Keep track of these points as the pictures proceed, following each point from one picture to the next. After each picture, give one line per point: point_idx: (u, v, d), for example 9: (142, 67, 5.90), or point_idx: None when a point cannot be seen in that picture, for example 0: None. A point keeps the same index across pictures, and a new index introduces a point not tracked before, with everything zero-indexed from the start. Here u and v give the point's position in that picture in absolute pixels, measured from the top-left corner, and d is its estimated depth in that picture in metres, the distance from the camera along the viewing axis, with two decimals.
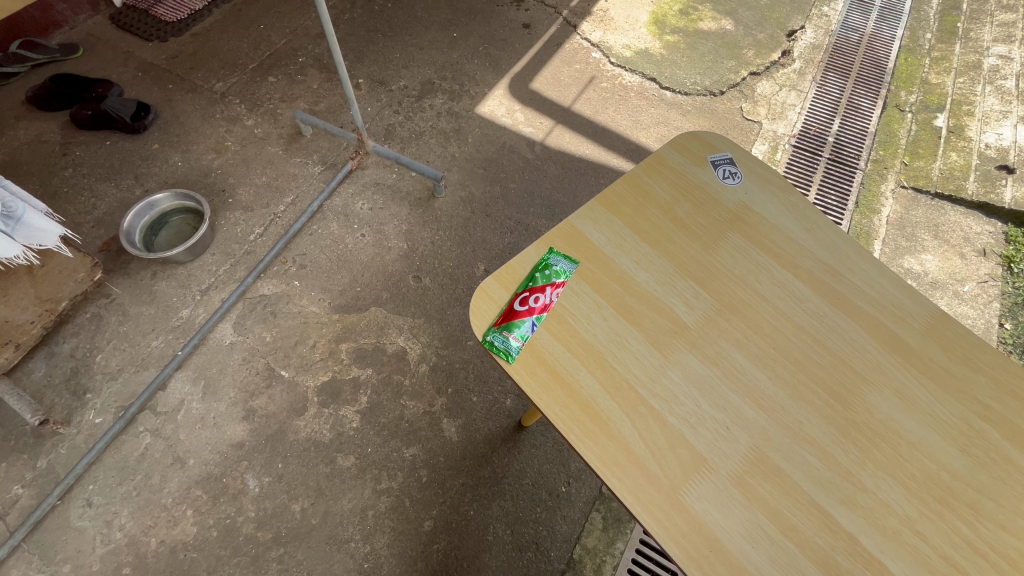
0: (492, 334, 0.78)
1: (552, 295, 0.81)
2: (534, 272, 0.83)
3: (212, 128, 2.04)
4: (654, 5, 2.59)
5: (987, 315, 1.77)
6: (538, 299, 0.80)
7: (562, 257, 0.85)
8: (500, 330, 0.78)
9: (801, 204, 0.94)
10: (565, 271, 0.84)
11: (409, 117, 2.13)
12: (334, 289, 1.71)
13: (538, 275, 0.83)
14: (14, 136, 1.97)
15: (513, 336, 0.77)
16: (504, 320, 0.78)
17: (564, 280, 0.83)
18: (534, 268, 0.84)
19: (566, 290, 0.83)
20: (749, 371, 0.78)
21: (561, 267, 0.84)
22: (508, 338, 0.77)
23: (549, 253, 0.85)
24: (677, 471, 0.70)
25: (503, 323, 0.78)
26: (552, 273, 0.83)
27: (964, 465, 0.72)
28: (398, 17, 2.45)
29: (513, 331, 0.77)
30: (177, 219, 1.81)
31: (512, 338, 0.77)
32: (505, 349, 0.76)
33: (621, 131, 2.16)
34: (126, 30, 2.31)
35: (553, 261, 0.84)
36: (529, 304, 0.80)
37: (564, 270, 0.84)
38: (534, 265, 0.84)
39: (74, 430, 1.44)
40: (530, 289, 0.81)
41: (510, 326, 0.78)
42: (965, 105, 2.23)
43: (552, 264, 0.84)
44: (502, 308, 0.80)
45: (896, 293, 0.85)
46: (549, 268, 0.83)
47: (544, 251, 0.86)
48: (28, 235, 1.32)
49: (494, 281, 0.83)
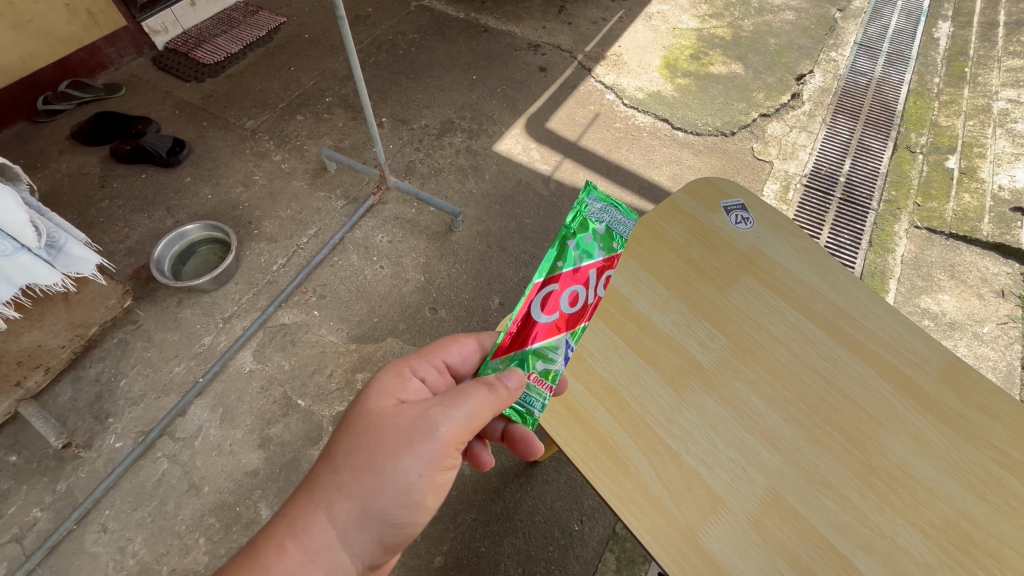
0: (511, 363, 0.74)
1: (598, 288, 0.77)
2: (571, 242, 0.78)
3: (241, 163, 2.15)
4: (665, 50, 2.71)
5: (1008, 357, 1.75)
6: (576, 291, 0.76)
7: (603, 223, 0.80)
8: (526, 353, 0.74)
9: (812, 248, 0.96)
10: (610, 248, 0.80)
11: (429, 155, 2.22)
12: (353, 319, 1.75)
13: (573, 248, 0.77)
14: (57, 168, 2.10)
15: (531, 375, 0.74)
16: (534, 333, 0.74)
17: (608, 259, 0.79)
18: (568, 233, 0.78)
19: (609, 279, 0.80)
20: (764, 413, 0.79)
21: (605, 236, 0.80)
22: (534, 366, 0.74)
23: (585, 212, 0.80)
24: (694, 511, 0.70)
25: (534, 345, 0.74)
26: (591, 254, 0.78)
27: (984, 512, 0.71)
28: (421, 60, 2.59)
29: (545, 354, 0.74)
30: (204, 249, 1.89)
31: (533, 376, 0.74)
32: (527, 399, 0.75)
33: (635, 169, 2.22)
34: (166, 71, 2.48)
35: (592, 224, 0.79)
36: (568, 299, 0.76)
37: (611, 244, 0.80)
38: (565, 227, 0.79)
39: (94, 454, 1.47)
40: (566, 269, 0.76)
41: (542, 350, 0.74)
42: (976, 147, 2.29)
43: (591, 237, 0.79)
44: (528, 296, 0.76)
45: (911, 338, 0.86)
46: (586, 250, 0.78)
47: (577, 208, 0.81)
48: (68, 263, 1.39)
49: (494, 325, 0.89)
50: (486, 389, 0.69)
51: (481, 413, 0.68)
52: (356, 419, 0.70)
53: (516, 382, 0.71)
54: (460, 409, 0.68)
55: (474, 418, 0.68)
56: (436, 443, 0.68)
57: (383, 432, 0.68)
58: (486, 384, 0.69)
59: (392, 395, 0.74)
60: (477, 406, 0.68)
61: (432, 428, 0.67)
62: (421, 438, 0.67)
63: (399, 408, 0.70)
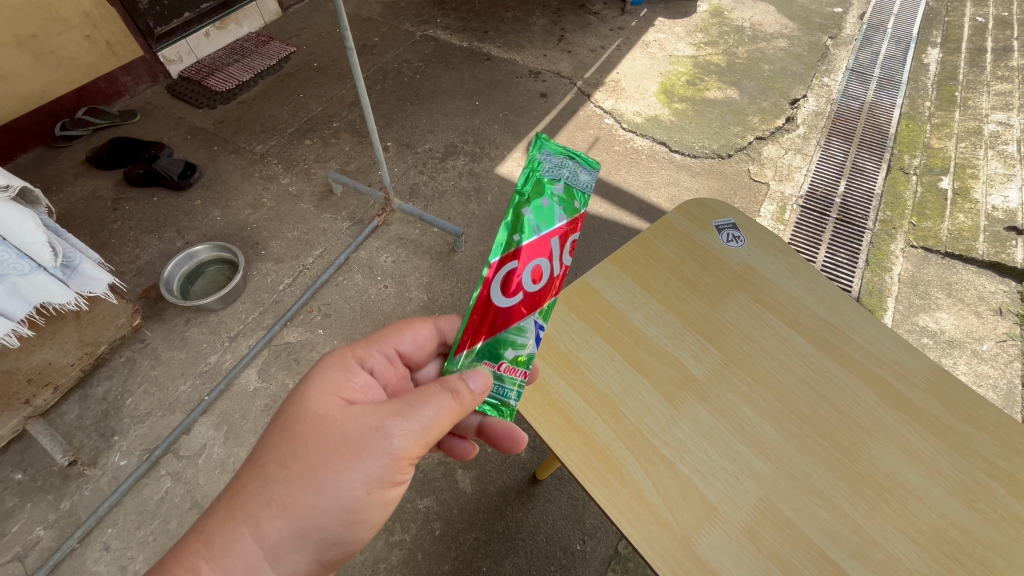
0: (478, 358, 0.73)
1: (562, 258, 0.72)
2: (527, 209, 0.70)
3: (250, 186, 2.21)
4: (662, 77, 2.80)
5: (1008, 375, 1.75)
6: (540, 267, 0.72)
7: (562, 182, 0.72)
8: (493, 344, 0.73)
9: (801, 265, 1.00)
10: (573, 209, 0.73)
11: (433, 177, 2.28)
12: (356, 338, 1.78)
13: (530, 217, 0.70)
14: (72, 191, 2.17)
15: (501, 364, 0.74)
16: (497, 320, 0.72)
17: (571, 223, 0.73)
18: (523, 200, 0.70)
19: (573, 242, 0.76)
20: (756, 424, 0.81)
21: (564, 195, 0.72)
22: (503, 354, 0.73)
23: (537, 171, 0.72)
24: (689, 519, 0.72)
25: (500, 334, 0.72)
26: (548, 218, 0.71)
27: (973, 520, 0.73)
28: (426, 87, 2.69)
29: (514, 342, 0.73)
30: (212, 269, 1.94)
31: (503, 366, 0.74)
32: (503, 389, 0.75)
33: (634, 191, 2.27)
34: (180, 98, 2.57)
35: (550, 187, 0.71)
36: (533, 278, 0.71)
37: (573, 203, 0.73)
38: (518, 192, 0.70)
39: (99, 472, 1.49)
40: (525, 244, 0.69)
41: (510, 339, 0.73)
42: (968, 168, 2.34)
43: (549, 202, 0.71)
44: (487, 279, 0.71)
45: (898, 351, 0.89)
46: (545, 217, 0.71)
47: (527, 168, 0.71)
48: (81, 282, 1.43)
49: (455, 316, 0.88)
50: (451, 397, 0.66)
51: (438, 422, 0.65)
52: (302, 421, 0.66)
53: (479, 386, 0.69)
54: (415, 418, 0.65)
55: (434, 426, 0.65)
56: (386, 456, 0.64)
57: (331, 434, 0.64)
58: (451, 389, 0.67)
59: (340, 395, 0.70)
60: (439, 412, 0.65)
61: (382, 440, 0.63)
62: (371, 439, 0.64)
63: (348, 413, 0.66)
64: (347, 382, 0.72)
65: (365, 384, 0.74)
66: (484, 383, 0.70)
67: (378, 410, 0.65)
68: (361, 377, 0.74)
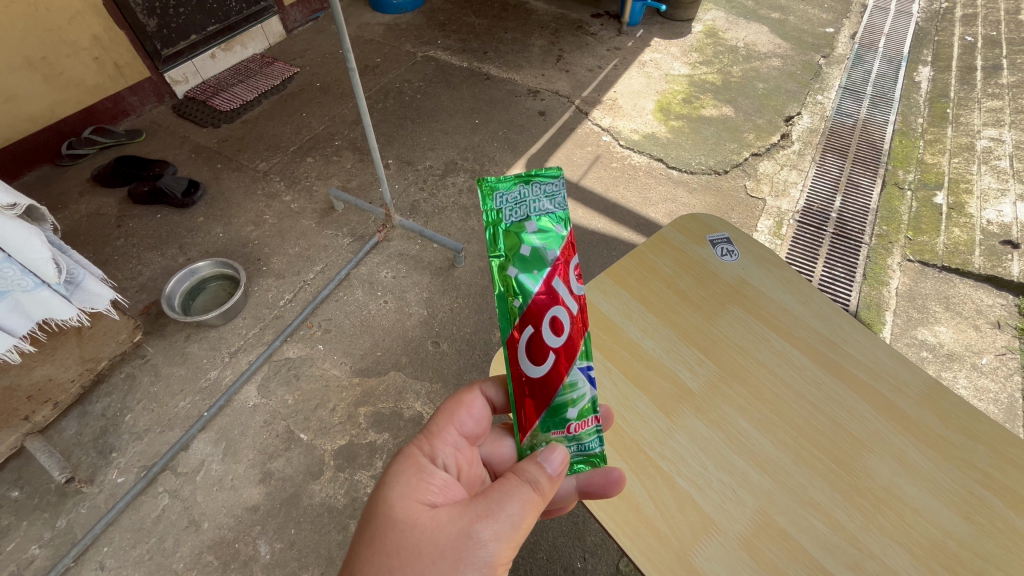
0: (544, 431, 0.67)
1: (572, 295, 0.66)
2: (512, 268, 0.64)
3: (253, 203, 2.24)
4: (659, 95, 2.85)
5: (1008, 389, 1.75)
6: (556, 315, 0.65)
7: (532, 218, 0.65)
8: (552, 414, 0.67)
9: (794, 278, 1.01)
10: (557, 233, 0.66)
11: (433, 194, 2.31)
12: (356, 353, 1.79)
13: (518, 273, 0.64)
14: (76, 209, 2.19)
15: (570, 426, 0.67)
16: (541, 392, 0.66)
17: (565, 252, 0.66)
18: (504, 262, 0.64)
19: (576, 266, 0.68)
20: (751, 436, 0.81)
21: (541, 228, 0.66)
22: (568, 416, 0.67)
23: (500, 221, 0.65)
24: (686, 533, 0.73)
25: (553, 402, 0.66)
26: (536, 261, 0.64)
27: (970, 533, 0.73)
28: (426, 106, 2.74)
29: (570, 401, 0.66)
30: (214, 285, 1.95)
31: (572, 427, 0.67)
32: (583, 444, 0.69)
33: (632, 207, 2.30)
34: (185, 118, 2.62)
35: (522, 230, 0.65)
36: (552, 330, 0.64)
37: (555, 228, 0.66)
38: (495, 256, 0.65)
39: (96, 489, 1.48)
40: (527, 305, 0.63)
41: (565, 400, 0.66)
42: (962, 183, 2.37)
43: (532, 246, 0.65)
44: (512, 358, 0.66)
45: (892, 364, 0.90)
46: (533, 265, 0.64)
47: (489, 225, 0.65)
48: (83, 299, 1.43)
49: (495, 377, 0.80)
50: (535, 491, 0.62)
51: (527, 518, 0.60)
52: (387, 534, 0.56)
53: (558, 467, 0.64)
54: (505, 518, 0.59)
55: (522, 524, 0.60)
56: (485, 566, 0.56)
57: (420, 542, 0.56)
58: (531, 481, 0.62)
59: (419, 498, 0.61)
60: (526, 507, 0.61)
61: (479, 550, 0.56)
62: (465, 544, 0.56)
63: (436, 519, 0.58)
64: (420, 480, 0.63)
65: (439, 479, 0.64)
66: (563, 457, 0.65)
67: (466, 513, 0.58)
68: (430, 471, 0.65)
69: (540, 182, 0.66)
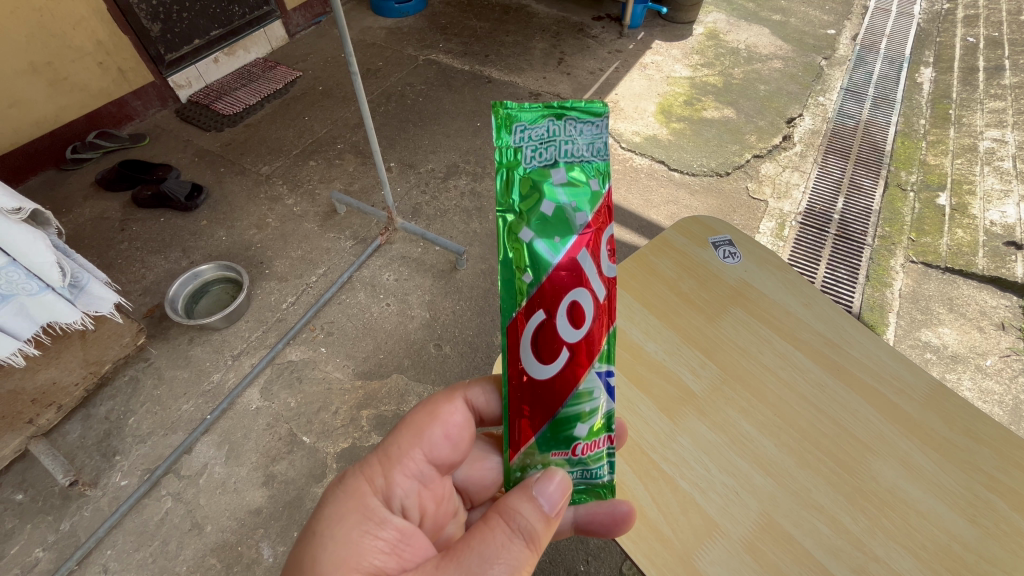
0: (543, 452, 0.66)
1: (596, 281, 0.63)
2: (526, 230, 0.61)
3: (255, 206, 2.25)
4: (660, 98, 2.86)
5: (1014, 391, 1.74)
6: (573, 306, 0.62)
7: (559, 165, 0.62)
8: (556, 427, 0.65)
9: (796, 280, 1.01)
10: (586, 192, 0.62)
11: (435, 197, 2.32)
12: (359, 356, 1.79)
13: (534, 236, 0.61)
14: (80, 213, 2.21)
15: (578, 447, 0.67)
16: (550, 396, 0.64)
17: (594, 221, 0.63)
18: (517, 220, 0.61)
19: (607, 242, 0.64)
20: (755, 439, 0.81)
21: (569, 181, 0.62)
22: (578, 434, 0.66)
23: (518, 164, 0.61)
24: (690, 537, 0.72)
25: (558, 415, 0.64)
26: (556, 224, 0.61)
27: (975, 535, 0.72)
28: (428, 109, 2.75)
29: (582, 416, 0.65)
30: (217, 288, 1.96)
31: (579, 449, 0.66)
32: (589, 471, 0.69)
33: (634, 209, 2.30)
34: (188, 121, 2.63)
35: (544, 180, 0.61)
36: (570, 323, 0.62)
37: (585, 183, 0.63)
38: (509, 209, 0.62)
39: (100, 492, 1.49)
40: (540, 283, 0.61)
41: (578, 414, 0.65)
42: (965, 184, 2.37)
43: (554, 203, 0.61)
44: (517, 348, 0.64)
45: (895, 365, 0.89)
46: (554, 228, 0.61)
47: (505, 167, 0.62)
48: (87, 302, 1.44)
49: (485, 385, 0.77)
50: (524, 543, 0.60)
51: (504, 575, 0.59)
52: None
53: (555, 503, 0.62)
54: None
55: None
56: None
57: None
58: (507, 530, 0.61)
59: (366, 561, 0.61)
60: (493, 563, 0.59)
61: None
62: None
63: None
64: (367, 536, 0.63)
65: (391, 530, 0.64)
66: (561, 485, 0.63)
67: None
68: (383, 521, 0.65)
69: (575, 119, 0.62)
